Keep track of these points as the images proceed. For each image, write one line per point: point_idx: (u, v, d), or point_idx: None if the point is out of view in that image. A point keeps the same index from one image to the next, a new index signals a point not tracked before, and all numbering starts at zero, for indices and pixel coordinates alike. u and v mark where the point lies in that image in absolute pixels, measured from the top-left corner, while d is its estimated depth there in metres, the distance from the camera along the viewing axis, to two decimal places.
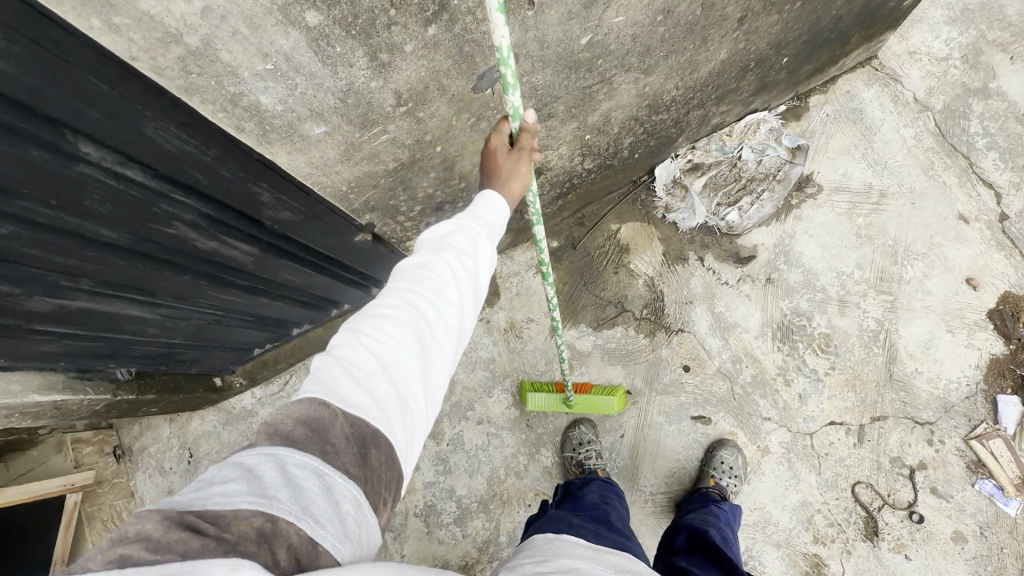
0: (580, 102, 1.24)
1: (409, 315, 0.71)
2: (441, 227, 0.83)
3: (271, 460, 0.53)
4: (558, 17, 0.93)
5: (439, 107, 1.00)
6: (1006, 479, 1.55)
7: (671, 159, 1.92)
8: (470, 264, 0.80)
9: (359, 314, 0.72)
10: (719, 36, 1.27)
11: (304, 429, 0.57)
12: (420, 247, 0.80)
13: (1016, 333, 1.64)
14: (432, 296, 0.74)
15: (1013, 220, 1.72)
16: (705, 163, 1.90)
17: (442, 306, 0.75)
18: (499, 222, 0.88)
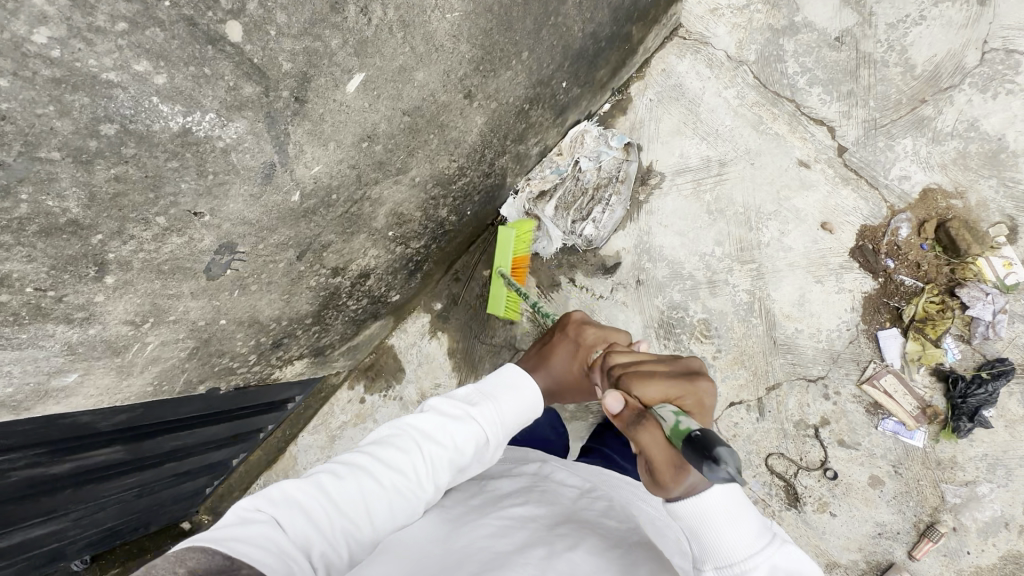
0: (348, 224, 1.28)
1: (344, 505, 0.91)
2: (445, 397, 1.07)
3: None
4: (241, 204, 0.97)
5: (188, 304, 1.07)
6: (902, 414, 1.55)
7: (514, 197, 1.89)
8: (441, 460, 0.98)
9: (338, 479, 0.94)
10: (458, 115, 1.28)
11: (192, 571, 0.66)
12: (424, 415, 1.03)
13: (882, 265, 1.61)
14: (394, 488, 0.93)
15: (852, 150, 1.68)
16: (547, 188, 1.87)
17: (390, 502, 0.93)
18: (511, 421, 1.06)
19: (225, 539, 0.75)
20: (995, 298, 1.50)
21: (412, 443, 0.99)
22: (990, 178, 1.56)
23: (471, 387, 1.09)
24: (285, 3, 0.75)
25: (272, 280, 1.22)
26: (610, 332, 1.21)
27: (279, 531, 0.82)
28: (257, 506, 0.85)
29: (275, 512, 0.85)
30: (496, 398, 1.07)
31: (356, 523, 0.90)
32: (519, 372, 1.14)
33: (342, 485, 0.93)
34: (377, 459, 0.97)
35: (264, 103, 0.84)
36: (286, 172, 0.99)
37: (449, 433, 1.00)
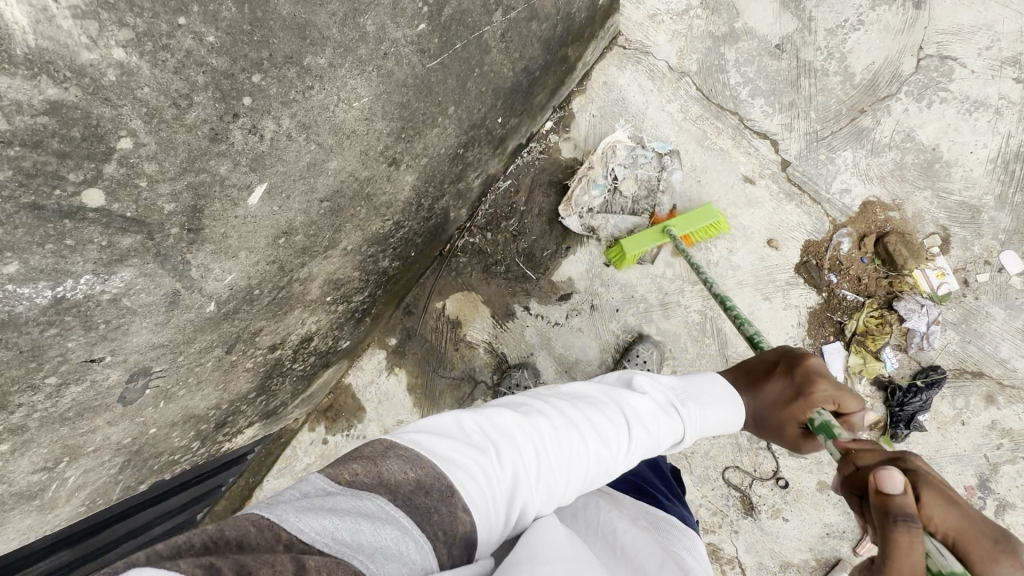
0: (278, 306, 1.20)
1: (541, 463, 0.75)
2: (659, 381, 0.95)
3: (393, 523, 0.58)
4: (145, 335, 0.88)
5: (105, 433, 0.99)
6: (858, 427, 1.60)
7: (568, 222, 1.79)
8: (641, 438, 0.85)
9: (528, 423, 0.79)
10: (385, 182, 1.19)
11: (411, 487, 0.63)
12: (608, 389, 0.91)
13: (825, 281, 1.64)
14: (594, 454, 0.80)
15: (795, 163, 1.67)
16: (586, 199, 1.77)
17: (589, 469, 0.80)
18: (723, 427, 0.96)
19: (440, 458, 0.68)
20: (929, 310, 1.57)
21: (626, 423, 0.85)
22: (925, 189, 1.59)
23: (676, 379, 0.97)
24: (153, 153, 0.66)
25: (201, 378, 1.15)
26: (846, 395, 0.98)
27: (486, 466, 0.70)
28: (473, 428, 0.76)
29: (495, 441, 0.74)
30: (693, 404, 0.93)
31: (554, 485, 0.76)
32: (729, 389, 0.98)
33: (561, 444, 0.78)
34: (589, 418, 0.83)
35: (151, 247, 0.75)
36: (193, 292, 0.90)
37: (655, 420, 0.88)
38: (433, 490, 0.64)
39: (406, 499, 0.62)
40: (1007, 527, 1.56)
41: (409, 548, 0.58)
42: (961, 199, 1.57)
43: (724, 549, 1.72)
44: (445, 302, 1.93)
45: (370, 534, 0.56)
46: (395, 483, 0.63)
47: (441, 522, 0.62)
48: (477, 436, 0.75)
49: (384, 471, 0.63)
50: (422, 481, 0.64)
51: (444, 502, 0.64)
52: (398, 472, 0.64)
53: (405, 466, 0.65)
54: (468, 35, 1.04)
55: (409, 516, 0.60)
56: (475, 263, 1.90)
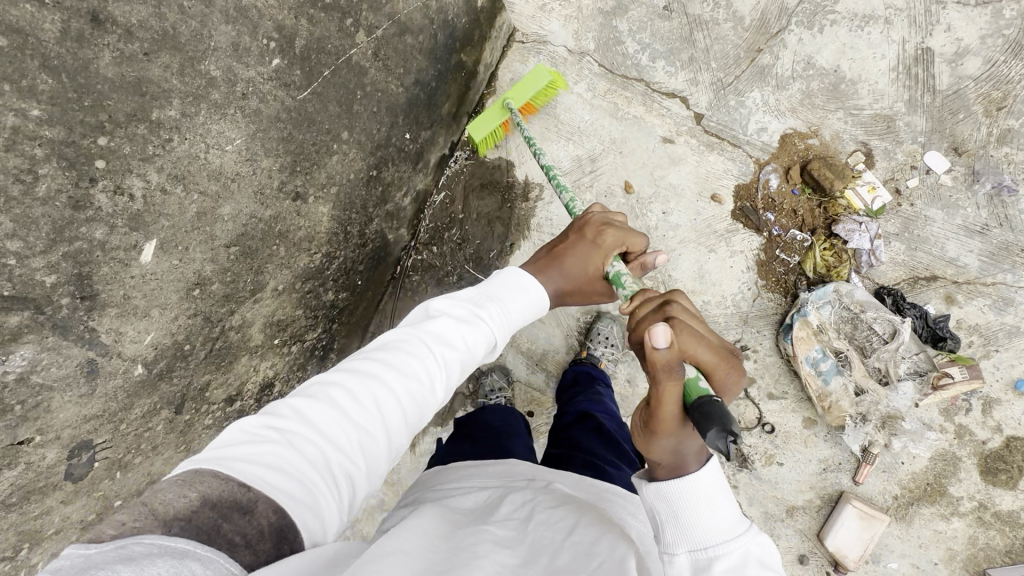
0: (220, 358, 1.23)
1: (355, 435, 0.79)
2: (459, 296, 1.00)
3: (164, 555, 0.52)
4: (73, 407, 0.91)
5: (64, 512, 1.01)
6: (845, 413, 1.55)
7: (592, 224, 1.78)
8: (451, 356, 0.91)
9: (334, 400, 0.81)
10: (296, 217, 1.22)
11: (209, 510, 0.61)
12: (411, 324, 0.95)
13: (763, 221, 1.65)
14: (406, 393, 0.86)
15: (708, 115, 1.69)
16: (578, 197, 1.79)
17: (411, 404, 0.87)
18: (535, 302, 1.03)
19: (232, 462, 0.67)
20: (869, 226, 1.56)
21: (430, 352, 0.90)
22: (837, 110, 1.60)
23: (475, 286, 1.02)
24: (13, 231, 0.70)
25: (156, 443, 1.17)
26: (677, 296, 0.94)
27: (291, 452, 0.72)
28: (263, 425, 0.75)
29: (288, 429, 0.75)
30: (495, 301, 0.99)
31: (374, 437, 0.81)
32: (520, 271, 1.06)
33: (360, 405, 0.82)
34: (391, 362, 0.87)
35: (43, 321, 0.78)
36: (111, 359, 0.93)
37: (457, 332, 0.93)
38: (226, 506, 0.62)
39: (189, 524, 0.59)
40: (998, 423, 1.54)
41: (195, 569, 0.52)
42: (873, 112, 1.58)
43: None
44: None
45: None
46: (172, 512, 0.59)
47: (236, 529, 0.61)
48: (277, 432, 0.74)
49: (159, 504, 0.59)
50: (210, 497, 0.62)
51: (234, 509, 0.62)
52: (174, 500, 0.60)
53: (182, 492, 0.62)
54: (333, 61, 1.10)
55: (189, 540, 0.55)
56: (428, 279, 1.93)
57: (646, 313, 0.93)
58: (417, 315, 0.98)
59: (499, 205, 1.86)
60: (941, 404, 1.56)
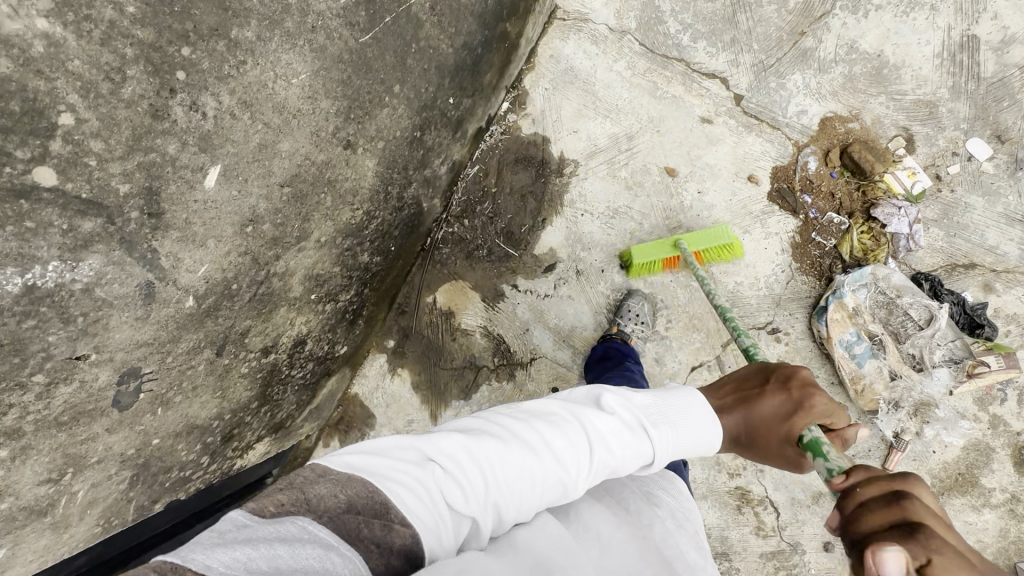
0: (262, 304, 1.23)
1: (495, 493, 0.77)
2: (638, 401, 0.93)
3: (316, 542, 0.61)
4: (128, 331, 0.91)
5: (108, 440, 1.01)
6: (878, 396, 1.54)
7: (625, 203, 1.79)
8: (605, 454, 0.84)
9: (483, 451, 0.80)
10: (344, 167, 1.23)
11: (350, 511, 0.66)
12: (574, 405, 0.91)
13: (800, 203, 1.65)
14: (553, 475, 0.81)
15: (748, 96, 1.70)
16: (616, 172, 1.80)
17: (553, 488, 0.81)
18: (711, 434, 0.92)
19: (383, 472, 0.73)
20: (908, 211, 1.56)
21: (587, 444, 0.84)
22: (879, 95, 1.60)
23: (652, 397, 0.94)
24: (97, 130, 0.71)
25: (196, 384, 1.17)
26: (836, 409, 0.93)
27: (432, 482, 0.75)
28: (427, 452, 0.79)
29: (438, 459, 0.78)
30: (666, 425, 0.90)
31: (505, 502, 0.77)
32: (701, 400, 0.94)
33: (506, 466, 0.79)
34: (550, 438, 0.84)
35: (113, 232, 0.78)
36: (167, 285, 0.93)
37: (614, 435, 0.86)
38: (365, 509, 0.68)
39: (334, 516, 0.65)
40: None
41: (336, 563, 0.61)
42: (916, 97, 1.58)
43: (753, 491, 1.68)
44: (436, 296, 1.95)
45: (290, 557, 0.58)
46: (323, 506, 0.65)
47: (372, 536, 0.66)
48: (427, 463, 0.77)
49: (313, 495, 0.66)
50: (354, 500, 0.68)
51: (376, 517, 0.68)
52: (327, 497, 0.67)
53: (332, 487, 0.68)
54: (394, 9, 1.12)
55: (337, 532, 0.64)
56: (458, 252, 1.93)
57: (870, 490, 0.67)
58: (586, 399, 0.93)
59: (533, 181, 1.86)
60: (975, 393, 1.54)
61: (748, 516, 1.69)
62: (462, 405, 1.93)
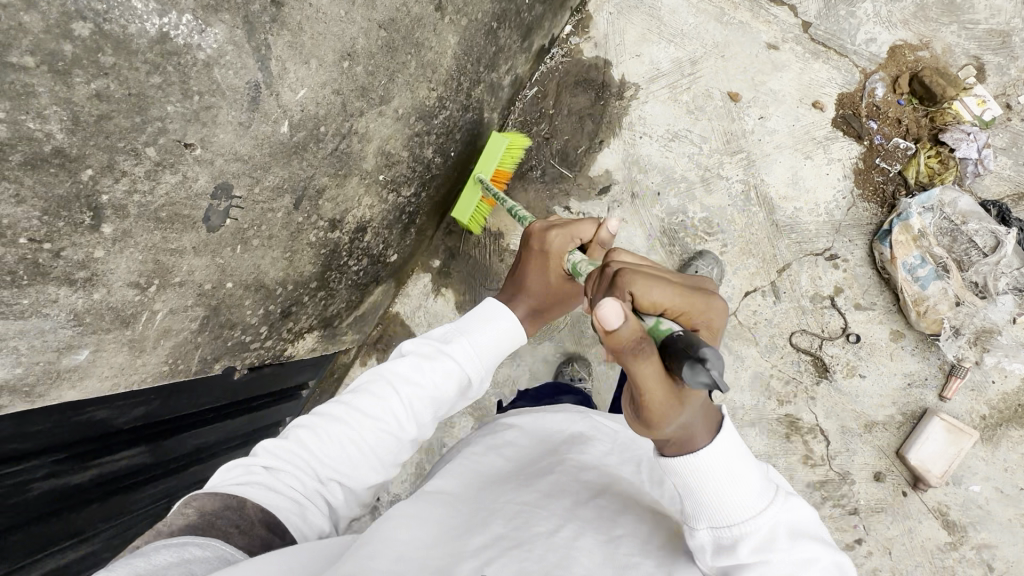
0: (340, 164, 1.22)
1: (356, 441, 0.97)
2: (417, 344, 1.05)
3: (167, 547, 0.75)
4: (231, 135, 0.90)
5: (192, 262, 1.00)
6: (941, 318, 1.53)
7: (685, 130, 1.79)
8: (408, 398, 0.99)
9: (297, 446, 0.97)
10: (431, 32, 1.23)
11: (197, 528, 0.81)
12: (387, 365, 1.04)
13: (865, 129, 1.65)
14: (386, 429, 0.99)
15: (816, 24, 1.70)
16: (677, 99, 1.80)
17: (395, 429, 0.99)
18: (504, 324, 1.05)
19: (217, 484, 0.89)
20: (977, 136, 1.56)
21: (394, 396, 1.00)
22: (951, 24, 1.60)
23: (449, 326, 1.07)
24: None
25: (272, 234, 1.16)
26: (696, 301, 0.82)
27: (271, 477, 0.93)
28: (264, 451, 0.97)
29: (268, 465, 0.94)
30: (462, 335, 1.04)
31: (340, 468, 0.97)
32: (495, 304, 1.09)
33: (321, 447, 0.97)
34: (353, 407, 1.00)
35: (239, 5, 0.81)
36: (271, 95, 0.93)
37: (425, 371, 1.01)
38: (215, 511, 0.85)
39: (185, 527, 0.81)
40: None
41: (192, 550, 0.76)
42: (989, 27, 1.58)
43: (803, 419, 1.66)
44: (486, 216, 1.94)
45: (154, 558, 0.72)
46: (173, 525, 0.81)
47: (226, 524, 0.84)
48: (267, 462, 0.95)
49: (164, 521, 0.82)
50: (203, 508, 0.85)
51: (226, 509, 0.85)
52: (176, 518, 0.82)
53: (186, 505, 0.84)
54: None
55: (185, 537, 0.78)
56: (511, 172, 1.92)
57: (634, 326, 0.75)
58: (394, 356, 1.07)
59: (592, 103, 1.86)
60: None
61: (797, 445, 1.66)
62: None
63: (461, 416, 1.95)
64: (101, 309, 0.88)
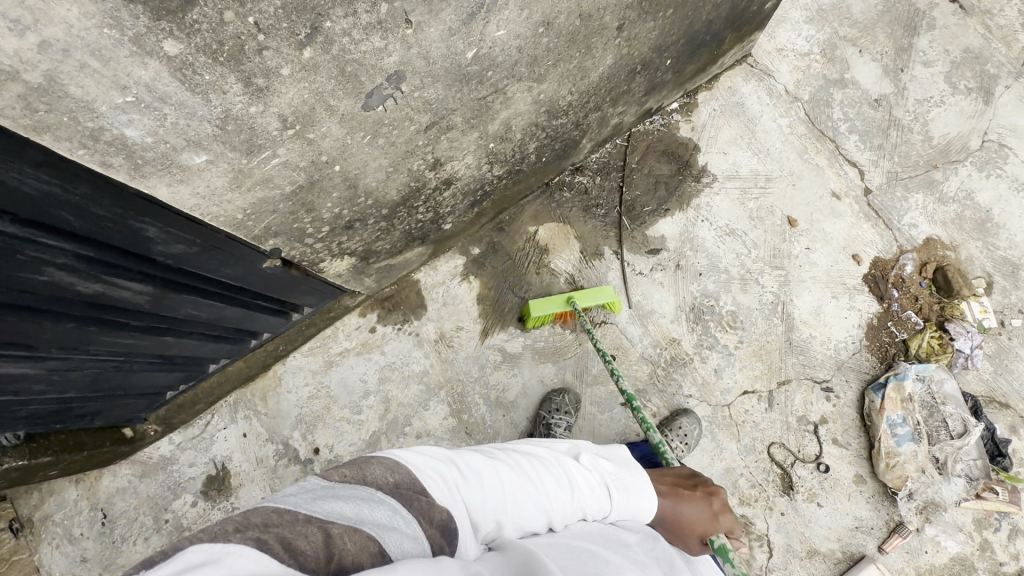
0: (477, 113, 1.27)
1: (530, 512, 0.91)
2: (596, 460, 1.06)
3: (384, 504, 0.75)
4: (438, 33, 0.94)
5: (331, 127, 0.99)
6: (904, 475, 1.67)
7: (741, 229, 1.95)
8: (574, 496, 0.96)
9: (477, 475, 0.91)
10: (601, 44, 1.34)
11: (403, 492, 0.79)
12: (561, 456, 1.04)
13: (887, 292, 1.86)
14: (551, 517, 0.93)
15: (875, 193, 1.95)
16: (745, 201, 1.98)
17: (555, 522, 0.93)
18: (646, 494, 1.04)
19: (417, 468, 0.84)
20: (974, 335, 1.78)
21: (567, 484, 0.97)
22: (978, 240, 1.88)
23: (614, 462, 1.09)
24: None
25: (394, 142, 1.17)
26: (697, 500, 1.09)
27: (462, 488, 0.86)
28: (455, 463, 0.91)
29: (457, 470, 0.89)
30: (623, 491, 1.03)
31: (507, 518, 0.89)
32: (649, 485, 1.06)
33: (501, 492, 0.90)
34: (538, 477, 0.96)
35: None
36: (483, 20, 0.99)
37: (595, 486, 1.00)
38: (409, 490, 0.80)
39: (391, 491, 0.78)
40: (1017, 552, 1.66)
41: (399, 524, 0.73)
42: (1005, 255, 1.86)
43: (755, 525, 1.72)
44: (538, 228, 2.00)
45: (366, 513, 0.72)
46: (378, 482, 0.78)
47: (421, 508, 0.78)
48: (455, 471, 0.89)
49: (370, 473, 0.80)
50: (400, 482, 0.80)
51: (422, 496, 0.80)
52: (380, 474, 0.80)
53: (386, 470, 0.81)
54: None
55: (396, 500, 0.77)
56: (577, 201, 2.02)
57: None
58: (567, 450, 1.08)
59: (671, 174, 2.02)
60: (976, 514, 1.68)
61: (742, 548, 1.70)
62: (517, 335, 1.93)
63: (438, 403, 1.90)
64: (247, 126, 0.87)
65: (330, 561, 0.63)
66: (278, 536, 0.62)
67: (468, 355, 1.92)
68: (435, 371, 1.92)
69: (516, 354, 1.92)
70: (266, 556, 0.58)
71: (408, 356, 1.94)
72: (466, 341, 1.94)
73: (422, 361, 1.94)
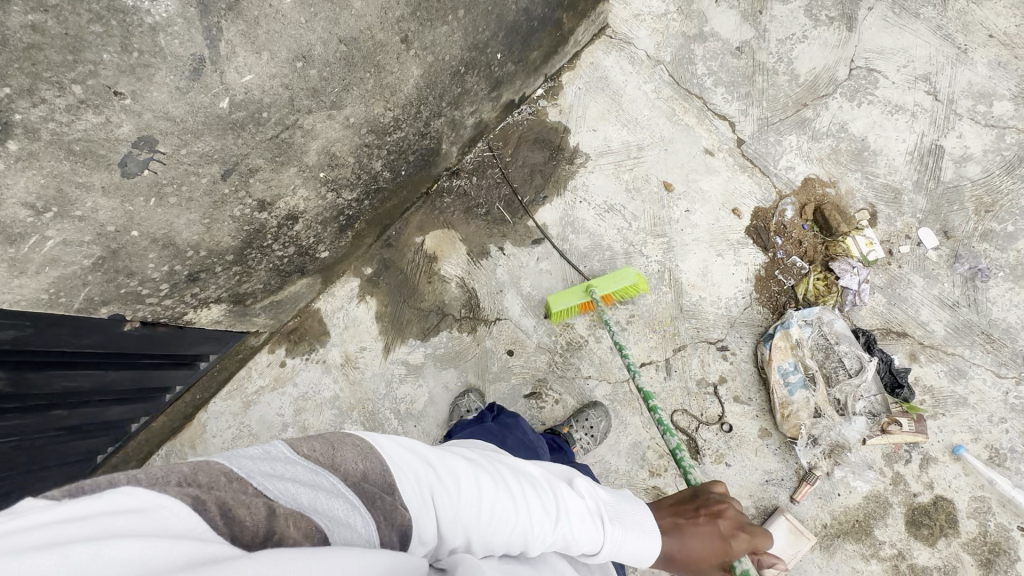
0: (278, 151, 1.30)
1: (507, 537, 0.82)
2: (594, 489, 0.97)
3: (342, 497, 0.69)
4: (165, 95, 0.99)
5: (97, 201, 1.05)
6: (801, 424, 1.66)
7: (620, 202, 1.95)
8: (562, 524, 0.87)
9: (456, 480, 0.83)
10: (393, 59, 1.36)
11: (367, 490, 0.72)
12: (554, 481, 0.94)
13: (771, 242, 1.83)
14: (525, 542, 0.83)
15: (748, 142, 1.92)
16: (621, 174, 1.97)
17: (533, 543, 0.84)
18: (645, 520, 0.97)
19: (391, 464, 0.78)
20: (860, 271, 1.75)
21: (559, 512, 0.88)
22: (856, 171, 1.84)
23: (611, 493, 0.98)
24: None
25: (192, 197, 1.20)
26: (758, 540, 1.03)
27: (434, 494, 0.79)
28: (436, 461, 0.84)
29: (433, 473, 0.81)
30: (620, 525, 0.94)
31: (482, 538, 0.80)
32: (648, 515, 0.97)
33: (473, 509, 0.81)
34: (526, 497, 0.86)
35: None
36: (216, 71, 1.03)
37: (582, 520, 0.90)
38: (379, 484, 0.75)
39: (354, 484, 0.72)
40: (931, 480, 1.63)
41: (356, 522, 0.67)
42: (886, 181, 1.81)
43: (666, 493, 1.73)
44: (425, 238, 2.02)
45: (323, 501, 0.67)
46: (349, 472, 0.73)
47: (384, 509, 0.71)
48: (434, 472, 0.82)
49: (339, 457, 0.74)
50: (368, 474, 0.75)
51: (388, 496, 0.74)
52: (351, 460, 0.75)
53: (359, 456, 0.76)
54: None
55: (356, 496, 0.70)
56: (458, 204, 2.03)
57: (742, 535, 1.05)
58: (562, 475, 0.99)
59: (545, 161, 2.02)
60: (886, 449, 1.66)
61: None
62: (417, 345, 1.97)
63: (352, 424, 1.96)
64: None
65: (269, 536, 0.59)
66: (219, 500, 0.58)
67: (375, 372, 1.97)
68: (345, 394, 1.97)
69: (419, 364, 1.96)
70: (197, 517, 0.55)
71: (319, 383, 2.00)
72: (371, 360, 1.98)
73: (332, 387, 1.99)
